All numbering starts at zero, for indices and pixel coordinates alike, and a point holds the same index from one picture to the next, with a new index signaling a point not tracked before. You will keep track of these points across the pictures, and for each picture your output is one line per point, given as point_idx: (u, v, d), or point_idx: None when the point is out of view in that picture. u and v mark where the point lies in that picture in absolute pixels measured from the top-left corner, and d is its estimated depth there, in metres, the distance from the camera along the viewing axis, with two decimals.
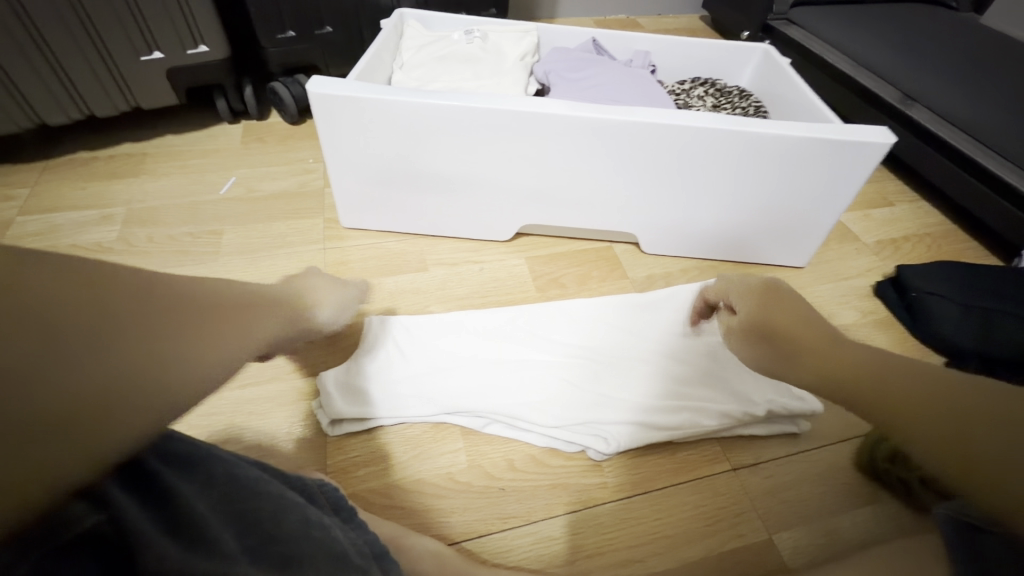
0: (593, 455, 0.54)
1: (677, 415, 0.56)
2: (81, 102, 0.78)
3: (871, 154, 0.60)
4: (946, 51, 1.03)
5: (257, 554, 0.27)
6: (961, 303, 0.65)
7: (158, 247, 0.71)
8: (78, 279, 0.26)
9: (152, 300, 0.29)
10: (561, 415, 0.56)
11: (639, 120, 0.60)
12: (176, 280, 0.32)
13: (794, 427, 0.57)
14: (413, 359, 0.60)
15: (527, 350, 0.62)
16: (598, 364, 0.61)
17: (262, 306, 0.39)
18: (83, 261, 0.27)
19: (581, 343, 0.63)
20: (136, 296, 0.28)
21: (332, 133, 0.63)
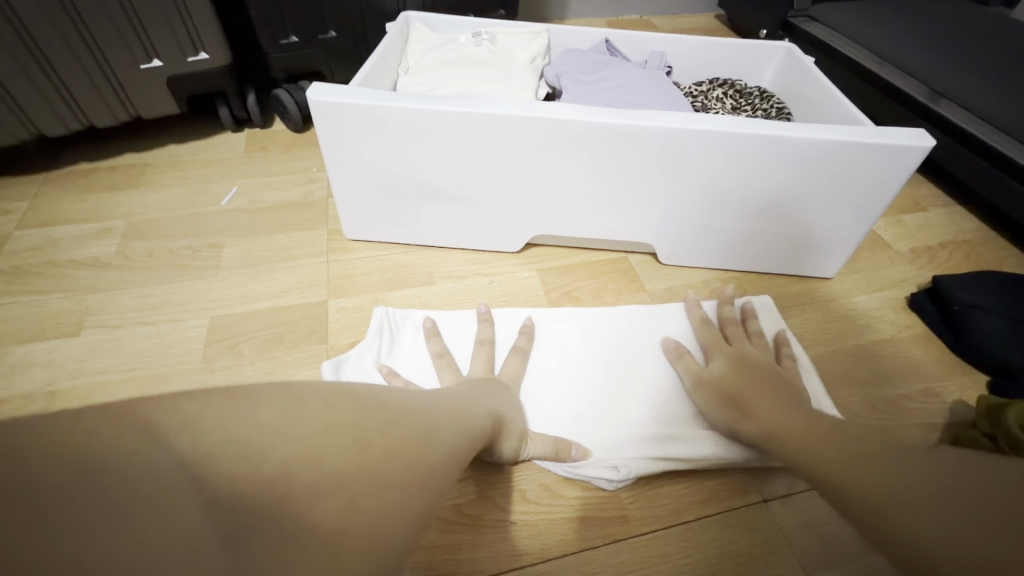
0: (600, 485, 0.50)
1: (697, 447, 0.52)
2: (81, 112, 0.76)
3: (907, 157, 0.56)
4: (976, 46, 0.98)
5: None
6: (1008, 317, 0.61)
7: (157, 261, 0.69)
8: (331, 405, 0.26)
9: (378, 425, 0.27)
10: (573, 452, 0.51)
11: (659, 124, 0.56)
12: (405, 410, 0.30)
13: None
14: (407, 349, 0.60)
15: (547, 365, 0.60)
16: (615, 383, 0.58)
17: (472, 430, 0.37)
18: (337, 390, 0.28)
19: (599, 358, 0.61)
20: (364, 417, 0.27)
21: (333, 140, 0.60)
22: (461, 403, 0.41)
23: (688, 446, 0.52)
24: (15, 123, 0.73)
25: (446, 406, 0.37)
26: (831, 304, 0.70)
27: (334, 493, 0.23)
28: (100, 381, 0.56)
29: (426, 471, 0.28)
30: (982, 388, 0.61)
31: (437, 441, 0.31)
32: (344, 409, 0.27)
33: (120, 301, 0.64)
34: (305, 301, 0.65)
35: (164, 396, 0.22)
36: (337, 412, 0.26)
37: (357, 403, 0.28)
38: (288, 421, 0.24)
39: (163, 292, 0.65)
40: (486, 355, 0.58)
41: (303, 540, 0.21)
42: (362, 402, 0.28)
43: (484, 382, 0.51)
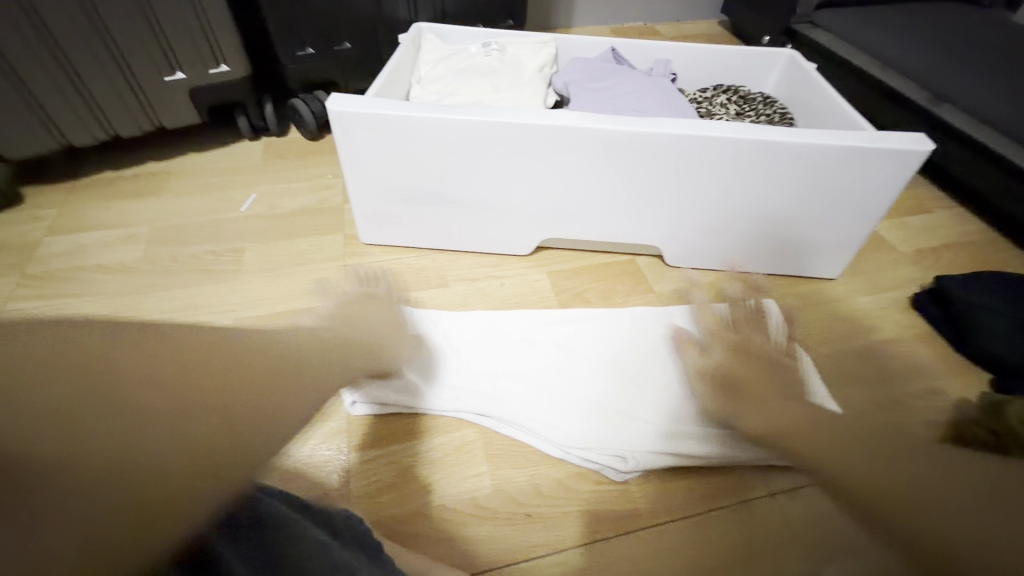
0: (612, 475, 0.52)
1: (706, 443, 0.54)
2: (107, 123, 0.79)
3: (908, 161, 0.58)
4: (976, 51, 1.00)
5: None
6: (1010, 316, 0.62)
7: (180, 266, 0.71)
8: (122, 345, 0.28)
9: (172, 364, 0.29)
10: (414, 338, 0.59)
11: (665, 130, 0.58)
12: (220, 347, 0.32)
13: None
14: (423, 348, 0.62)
15: (559, 362, 0.62)
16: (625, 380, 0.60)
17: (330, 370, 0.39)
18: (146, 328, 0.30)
19: (610, 357, 0.63)
20: (157, 357, 0.29)
21: (352, 148, 0.62)
22: (322, 346, 0.41)
23: (694, 442, 0.54)
24: (46, 134, 0.76)
25: (294, 351, 0.38)
26: (836, 305, 0.71)
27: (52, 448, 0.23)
28: None
29: (212, 409, 0.29)
30: (985, 385, 0.62)
31: (260, 379, 0.32)
32: (139, 352, 0.29)
33: (147, 304, 0.66)
34: (324, 303, 0.67)
35: None
36: (126, 353, 0.28)
37: (157, 342, 0.30)
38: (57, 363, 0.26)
39: (187, 296, 0.67)
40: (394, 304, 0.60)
41: (32, 497, 0.21)
42: (156, 345, 0.30)
43: (367, 302, 0.56)
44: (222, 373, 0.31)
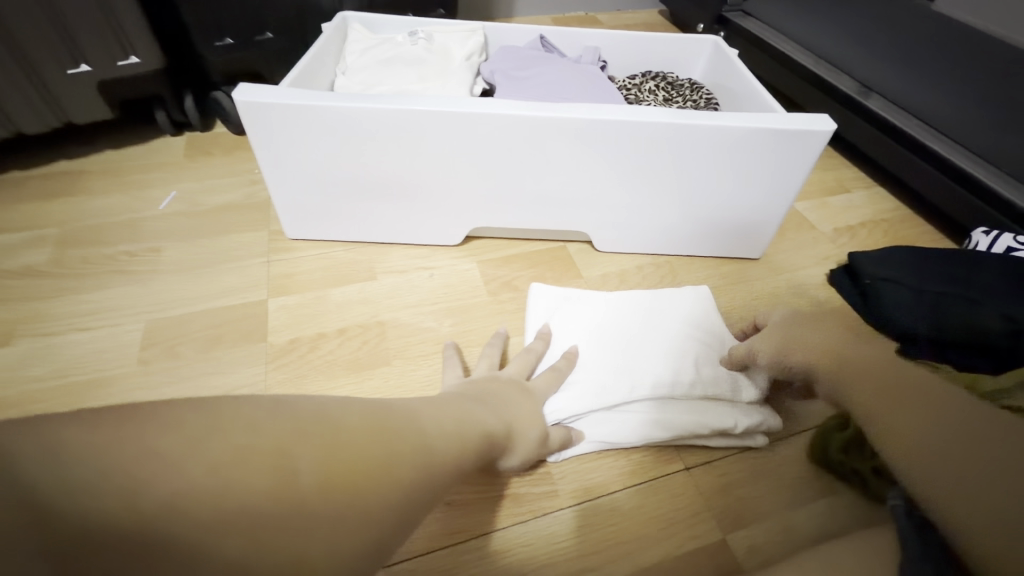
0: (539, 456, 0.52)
1: (633, 432, 0.54)
2: (8, 120, 0.75)
3: (814, 141, 0.60)
4: (895, 38, 1.05)
5: None
6: (913, 287, 0.65)
7: (93, 267, 0.68)
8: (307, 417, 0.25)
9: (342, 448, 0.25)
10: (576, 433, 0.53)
11: (581, 115, 0.58)
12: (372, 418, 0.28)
13: (751, 441, 0.55)
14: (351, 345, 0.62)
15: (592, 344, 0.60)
16: (625, 348, 0.59)
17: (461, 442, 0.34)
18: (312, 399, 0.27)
19: (619, 334, 0.61)
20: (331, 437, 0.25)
21: (267, 140, 0.61)
22: (458, 414, 0.37)
23: (624, 430, 0.54)
24: None
25: (418, 425, 0.31)
26: (757, 284, 0.74)
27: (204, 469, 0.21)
28: (32, 389, 0.55)
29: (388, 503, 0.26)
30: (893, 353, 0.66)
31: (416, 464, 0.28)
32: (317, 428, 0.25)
33: (57, 308, 0.63)
34: (245, 300, 0.66)
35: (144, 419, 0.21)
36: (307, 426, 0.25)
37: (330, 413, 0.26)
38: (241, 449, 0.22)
39: (98, 298, 0.65)
40: (526, 363, 0.56)
41: None
42: (330, 423, 0.26)
43: (482, 387, 0.47)
44: (358, 432, 0.26)
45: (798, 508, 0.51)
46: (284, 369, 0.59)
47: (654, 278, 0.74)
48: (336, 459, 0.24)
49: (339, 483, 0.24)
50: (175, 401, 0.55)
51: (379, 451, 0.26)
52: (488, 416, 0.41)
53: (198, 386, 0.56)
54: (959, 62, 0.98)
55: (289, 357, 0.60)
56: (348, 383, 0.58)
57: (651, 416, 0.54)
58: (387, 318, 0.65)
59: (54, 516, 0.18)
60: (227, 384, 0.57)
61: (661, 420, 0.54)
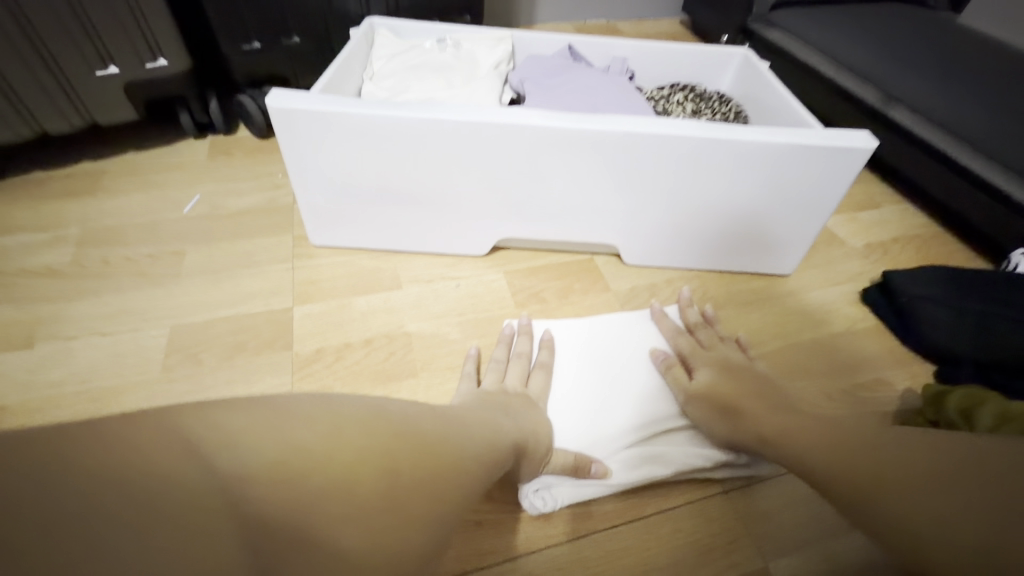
0: (538, 509, 0.49)
1: (636, 471, 0.51)
2: (33, 119, 0.74)
3: (854, 158, 0.59)
4: (925, 53, 1.03)
5: None
6: (953, 307, 0.64)
7: (115, 270, 0.67)
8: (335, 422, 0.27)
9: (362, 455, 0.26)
10: (594, 469, 0.51)
11: (615, 128, 0.57)
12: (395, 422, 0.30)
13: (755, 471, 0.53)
14: (377, 354, 0.61)
15: (581, 379, 0.59)
16: (613, 378, 0.60)
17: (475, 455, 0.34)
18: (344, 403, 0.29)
19: (607, 365, 0.61)
20: (354, 443, 0.26)
21: (295, 145, 0.60)
22: (482, 427, 0.39)
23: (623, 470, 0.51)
24: None
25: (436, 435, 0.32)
26: (787, 300, 0.73)
27: (334, 497, 0.24)
28: (52, 394, 0.54)
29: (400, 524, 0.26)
30: (930, 376, 0.65)
31: (434, 477, 0.29)
32: (337, 434, 0.26)
33: (77, 311, 0.62)
34: (269, 307, 0.65)
35: (187, 413, 0.23)
36: (335, 426, 0.27)
37: (359, 417, 0.28)
38: (258, 451, 0.23)
39: (120, 301, 0.64)
40: (522, 368, 0.57)
41: None
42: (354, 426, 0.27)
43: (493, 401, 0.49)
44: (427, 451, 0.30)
45: (840, 537, 0.49)
46: (308, 379, 0.58)
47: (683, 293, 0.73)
48: (358, 466, 0.26)
49: (355, 478, 0.25)
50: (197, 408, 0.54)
51: (393, 453, 0.28)
52: (510, 425, 0.44)
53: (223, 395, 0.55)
54: (991, 77, 0.96)
55: (314, 366, 0.59)
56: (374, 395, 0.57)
57: (648, 455, 0.52)
58: (413, 327, 0.64)
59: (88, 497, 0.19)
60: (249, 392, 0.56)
61: (662, 455, 0.52)
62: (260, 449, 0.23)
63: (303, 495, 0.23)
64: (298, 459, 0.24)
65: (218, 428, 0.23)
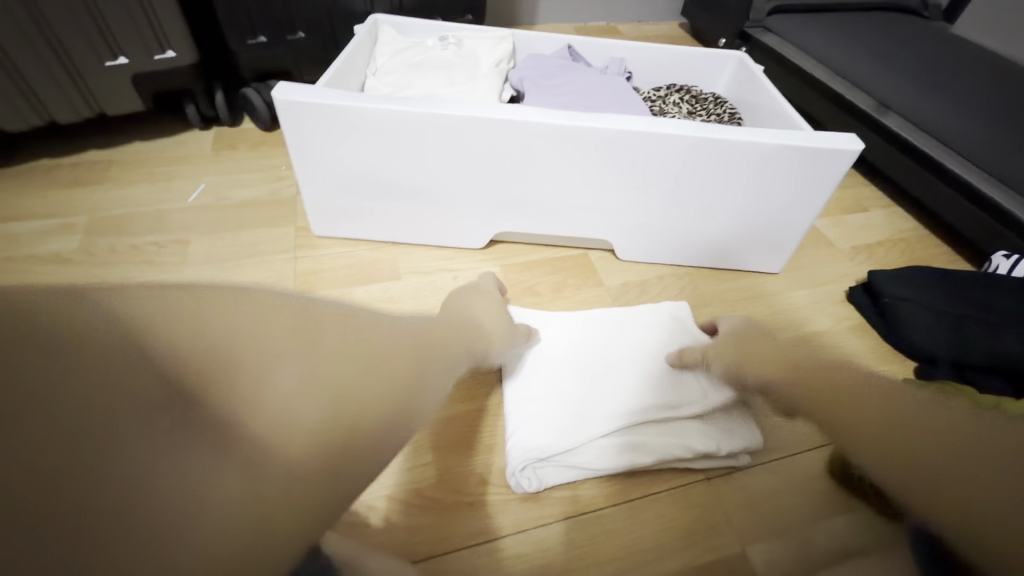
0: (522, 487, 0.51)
1: (620, 458, 0.52)
2: (42, 108, 0.76)
3: (841, 160, 0.61)
4: (916, 59, 1.05)
5: None
6: (931, 309, 0.66)
7: (121, 257, 0.69)
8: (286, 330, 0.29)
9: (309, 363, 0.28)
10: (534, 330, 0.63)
11: (612, 126, 0.59)
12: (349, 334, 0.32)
13: (733, 461, 0.55)
14: None
15: (563, 367, 0.60)
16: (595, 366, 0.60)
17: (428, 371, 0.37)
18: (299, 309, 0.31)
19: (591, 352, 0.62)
20: (303, 351, 0.29)
21: (301, 139, 0.62)
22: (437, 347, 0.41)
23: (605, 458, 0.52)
24: None
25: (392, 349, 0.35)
26: (775, 298, 0.75)
27: (276, 398, 0.26)
28: None
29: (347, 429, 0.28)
30: (910, 373, 0.67)
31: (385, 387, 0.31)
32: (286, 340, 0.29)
33: None
34: None
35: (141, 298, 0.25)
36: (286, 331, 0.29)
37: (313, 328, 0.30)
38: (207, 346, 0.25)
39: None
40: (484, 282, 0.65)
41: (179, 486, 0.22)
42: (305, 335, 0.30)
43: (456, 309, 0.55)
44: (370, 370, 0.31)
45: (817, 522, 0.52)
46: None
47: (674, 289, 0.74)
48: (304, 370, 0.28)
49: (300, 381, 0.27)
50: None
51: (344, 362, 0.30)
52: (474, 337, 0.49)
53: None
54: (979, 85, 0.99)
55: None
56: None
57: (626, 441, 0.54)
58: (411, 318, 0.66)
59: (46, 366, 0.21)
60: None
61: (644, 443, 0.53)
62: (173, 360, 0.24)
63: (238, 405, 0.25)
64: (241, 360, 0.26)
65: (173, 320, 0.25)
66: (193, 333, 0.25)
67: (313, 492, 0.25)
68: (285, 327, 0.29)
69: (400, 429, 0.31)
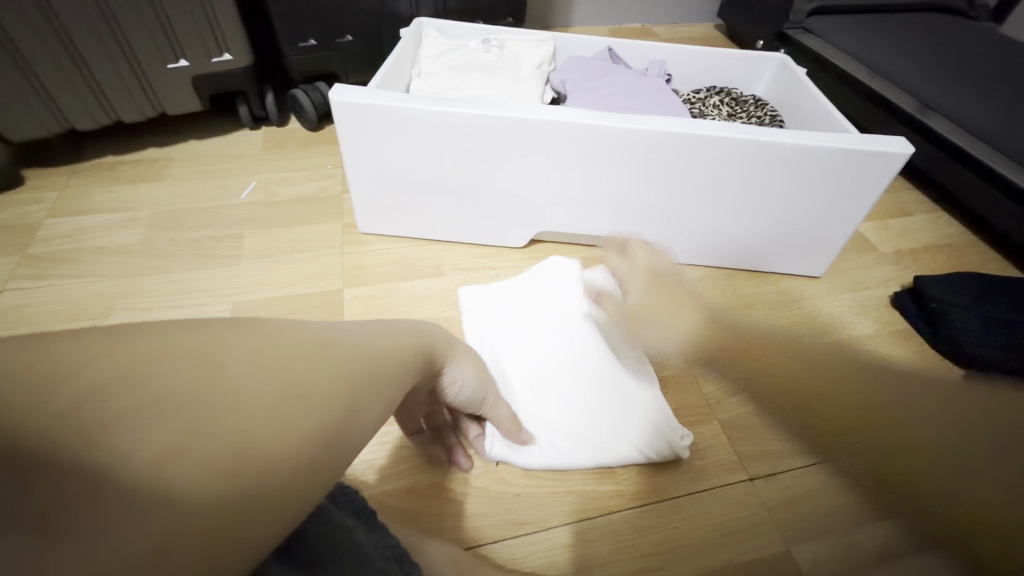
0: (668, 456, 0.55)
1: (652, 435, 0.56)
2: (109, 108, 0.80)
3: (889, 164, 0.60)
4: (963, 61, 1.03)
5: (289, 555, 0.32)
6: (982, 315, 0.65)
7: (180, 250, 0.72)
8: (168, 345, 0.22)
9: (195, 383, 0.22)
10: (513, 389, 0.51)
11: (656, 128, 0.60)
12: (257, 337, 0.25)
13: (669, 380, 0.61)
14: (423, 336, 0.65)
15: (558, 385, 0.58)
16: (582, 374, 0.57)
17: (379, 376, 0.29)
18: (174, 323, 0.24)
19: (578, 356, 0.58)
20: (184, 368, 0.22)
21: (354, 138, 0.64)
22: (390, 340, 0.33)
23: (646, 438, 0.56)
24: (47, 115, 0.77)
25: (327, 351, 0.27)
26: (816, 302, 0.74)
27: (154, 432, 0.20)
28: None
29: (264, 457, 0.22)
30: None
31: (313, 398, 0.25)
32: (155, 362, 0.22)
33: (147, 285, 0.68)
34: (322, 288, 0.69)
35: None
36: (159, 347, 0.22)
37: (203, 337, 0.24)
38: (47, 383, 0.19)
39: (187, 279, 0.69)
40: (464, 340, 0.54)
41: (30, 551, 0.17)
42: (193, 346, 0.23)
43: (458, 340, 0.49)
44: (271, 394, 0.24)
45: None
46: None
47: (714, 290, 0.75)
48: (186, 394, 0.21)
49: (186, 406, 0.21)
50: None
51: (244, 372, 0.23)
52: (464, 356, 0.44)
53: None
54: None
55: None
56: None
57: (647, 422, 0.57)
58: (455, 313, 0.68)
59: None
60: None
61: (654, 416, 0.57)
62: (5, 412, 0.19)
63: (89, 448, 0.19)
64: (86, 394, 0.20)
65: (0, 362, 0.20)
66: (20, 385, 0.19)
67: (215, 543, 0.20)
68: (165, 345, 0.22)
69: (331, 452, 0.25)
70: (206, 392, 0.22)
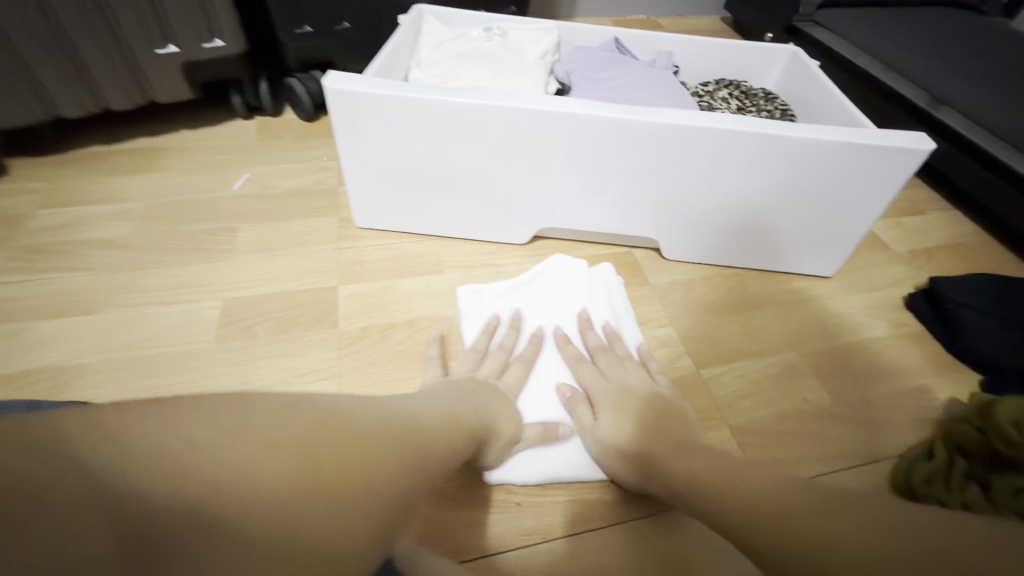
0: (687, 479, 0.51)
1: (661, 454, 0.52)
2: (98, 95, 0.77)
3: (907, 159, 0.58)
4: (977, 57, 1.00)
5: None
6: (998, 317, 0.63)
7: (170, 243, 0.70)
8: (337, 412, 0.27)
9: (363, 448, 0.26)
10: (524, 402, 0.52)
11: (664, 121, 0.57)
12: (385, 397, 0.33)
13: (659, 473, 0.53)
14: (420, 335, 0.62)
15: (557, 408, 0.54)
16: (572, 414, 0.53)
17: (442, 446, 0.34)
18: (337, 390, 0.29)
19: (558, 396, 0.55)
20: (353, 434, 0.27)
21: (349, 128, 0.61)
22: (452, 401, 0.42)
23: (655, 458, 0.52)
24: (32, 102, 0.74)
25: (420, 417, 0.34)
26: (827, 303, 0.72)
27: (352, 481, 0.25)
28: (116, 358, 0.57)
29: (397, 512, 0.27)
30: (975, 385, 0.64)
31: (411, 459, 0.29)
32: (340, 419, 0.27)
33: (134, 280, 0.65)
34: (318, 285, 0.66)
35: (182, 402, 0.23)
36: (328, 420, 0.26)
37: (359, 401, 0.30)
38: (261, 455, 0.23)
39: (176, 274, 0.66)
40: (501, 360, 0.57)
41: None
42: (350, 418, 0.27)
43: (462, 387, 0.49)
44: (398, 453, 0.28)
45: None
46: (356, 356, 0.59)
47: (723, 290, 0.72)
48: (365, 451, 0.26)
49: (358, 468, 0.26)
50: (249, 378, 0.57)
51: (383, 442, 0.28)
52: (472, 416, 0.44)
53: (274, 367, 0.57)
54: None
55: (359, 346, 0.60)
56: (414, 377, 0.58)
57: None
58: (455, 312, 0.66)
59: (112, 506, 0.19)
60: (297, 366, 0.58)
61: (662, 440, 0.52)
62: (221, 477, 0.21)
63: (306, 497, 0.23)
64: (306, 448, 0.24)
65: (210, 435, 0.22)
66: (239, 450, 0.22)
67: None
68: (332, 417, 0.26)
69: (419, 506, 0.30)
70: (355, 460, 0.26)
